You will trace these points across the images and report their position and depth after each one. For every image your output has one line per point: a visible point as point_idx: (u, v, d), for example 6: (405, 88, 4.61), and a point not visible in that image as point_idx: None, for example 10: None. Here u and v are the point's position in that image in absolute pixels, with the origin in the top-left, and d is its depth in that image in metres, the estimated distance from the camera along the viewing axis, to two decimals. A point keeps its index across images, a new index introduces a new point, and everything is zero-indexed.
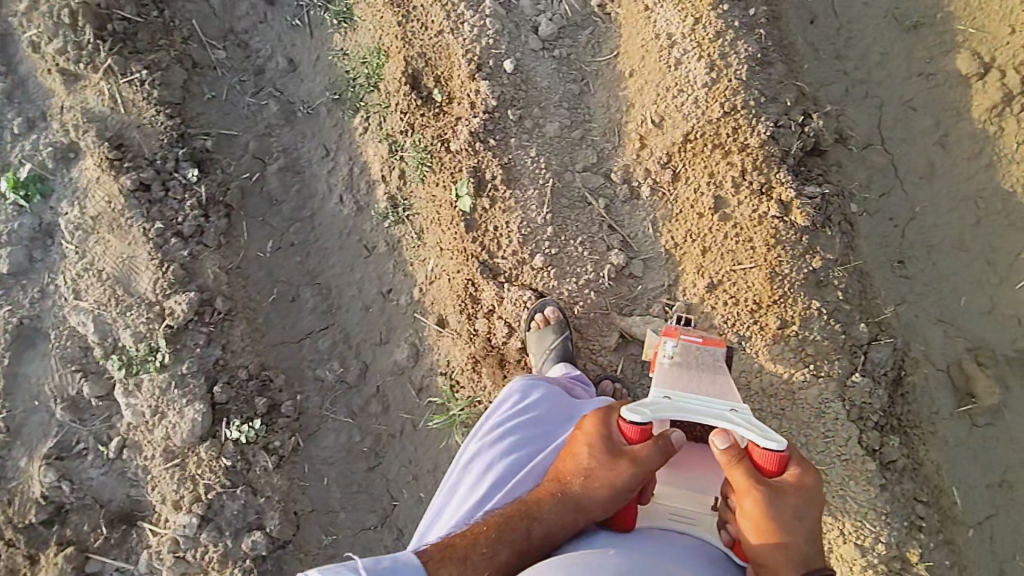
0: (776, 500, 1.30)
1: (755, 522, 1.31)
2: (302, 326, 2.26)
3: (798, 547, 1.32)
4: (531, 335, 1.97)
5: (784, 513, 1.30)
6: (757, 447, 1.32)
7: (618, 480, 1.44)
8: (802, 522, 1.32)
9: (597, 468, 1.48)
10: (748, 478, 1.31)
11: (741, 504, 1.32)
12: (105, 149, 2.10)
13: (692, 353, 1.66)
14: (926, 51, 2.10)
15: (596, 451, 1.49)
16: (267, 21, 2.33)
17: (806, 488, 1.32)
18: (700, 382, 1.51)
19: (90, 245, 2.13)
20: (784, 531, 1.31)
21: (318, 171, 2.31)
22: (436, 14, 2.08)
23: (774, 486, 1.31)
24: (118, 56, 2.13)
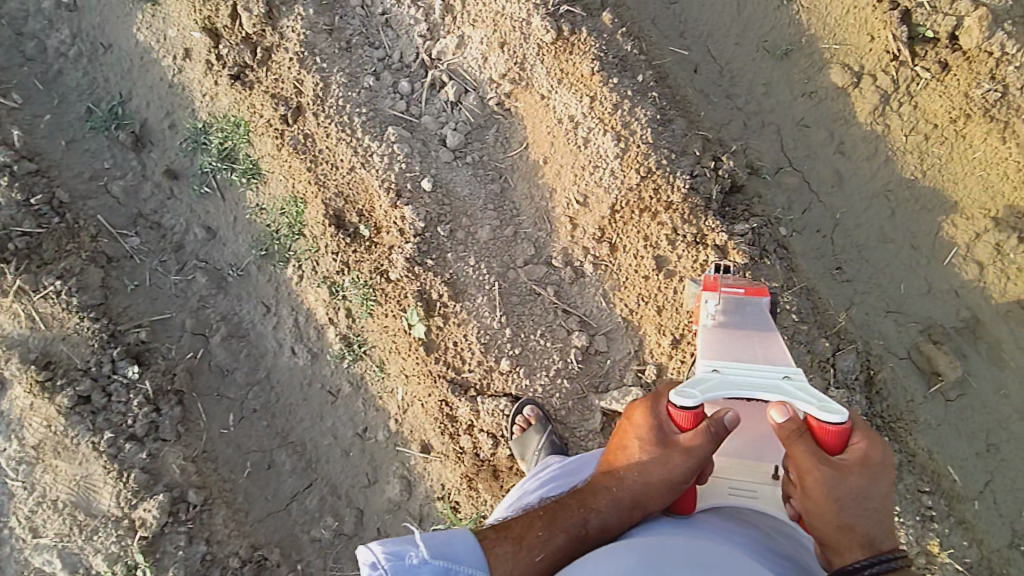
0: (839, 478, 1.24)
1: (815, 502, 1.27)
2: (284, 492, 2.15)
3: (863, 527, 1.28)
4: (515, 440, 1.94)
5: (848, 493, 1.25)
6: (821, 421, 1.26)
7: (673, 472, 1.37)
8: (869, 499, 1.27)
9: (652, 459, 1.40)
10: (812, 457, 1.25)
11: (805, 483, 1.26)
12: (34, 372, 2.01)
13: (736, 311, 1.62)
14: (802, 73, 2.22)
15: (649, 443, 1.41)
16: (175, 195, 2.30)
17: (874, 463, 1.26)
18: (753, 348, 1.47)
19: (38, 476, 1.99)
20: (848, 511, 1.26)
21: (263, 328, 2.24)
22: (342, 151, 2.07)
23: (839, 464, 1.25)
24: (27, 274, 2.07)
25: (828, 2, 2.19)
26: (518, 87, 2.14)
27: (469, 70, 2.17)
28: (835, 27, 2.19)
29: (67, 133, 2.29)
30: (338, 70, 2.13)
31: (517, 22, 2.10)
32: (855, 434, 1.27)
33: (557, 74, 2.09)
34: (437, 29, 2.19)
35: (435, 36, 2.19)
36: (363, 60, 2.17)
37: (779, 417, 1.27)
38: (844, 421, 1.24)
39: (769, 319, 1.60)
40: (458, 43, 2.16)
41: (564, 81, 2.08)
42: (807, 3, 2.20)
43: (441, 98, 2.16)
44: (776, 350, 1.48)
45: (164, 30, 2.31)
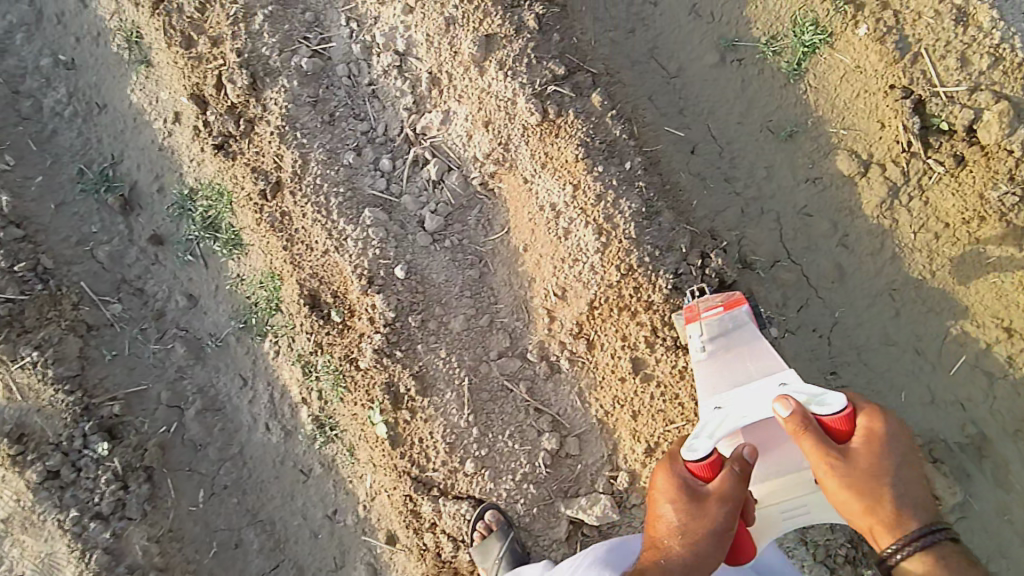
0: (849, 461, 1.45)
1: (846, 487, 1.45)
2: (249, 573, 2.12)
3: (893, 495, 1.47)
4: (475, 548, 1.89)
5: (868, 469, 1.45)
6: (821, 411, 1.50)
7: (713, 523, 1.47)
8: (890, 469, 1.47)
9: (688, 517, 1.49)
10: (819, 446, 1.46)
11: (823, 472, 1.46)
12: (6, 445, 2.04)
13: (721, 333, 1.76)
14: (806, 156, 2.06)
15: (681, 506, 1.50)
16: (159, 262, 2.28)
17: (884, 434, 1.48)
18: (745, 372, 1.68)
19: (8, 548, 2.03)
20: (875, 484, 1.46)
21: (239, 402, 2.21)
22: (317, 234, 2.03)
23: (851, 449, 1.47)
24: (7, 342, 2.09)
25: (837, 83, 2.03)
26: (502, 168, 2.05)
27: (453, 147, 2.08)
28: (844, 110, 2.04)
29: (58, 196, 2.27)
30: (318, 145, 2.06)
31: (503, 102, 2.00)
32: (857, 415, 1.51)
33: (541, 157, 2.00)
34: (424, 102, 2.09)
35: (421, 108, 2.10)
36: (346, 134, 2.09)
37: (785, 411, 1.47)
38: (840, 408, 1.49)
39: (752, 323, 1.75)
40: (443, 118, 2.07)
41: (548, 166, 1.99)
42: (816, 82, 2.05)
43: (423, 176, 2.08)
44: (768, 360, 1.69)
45: (156, 92, 2.26)
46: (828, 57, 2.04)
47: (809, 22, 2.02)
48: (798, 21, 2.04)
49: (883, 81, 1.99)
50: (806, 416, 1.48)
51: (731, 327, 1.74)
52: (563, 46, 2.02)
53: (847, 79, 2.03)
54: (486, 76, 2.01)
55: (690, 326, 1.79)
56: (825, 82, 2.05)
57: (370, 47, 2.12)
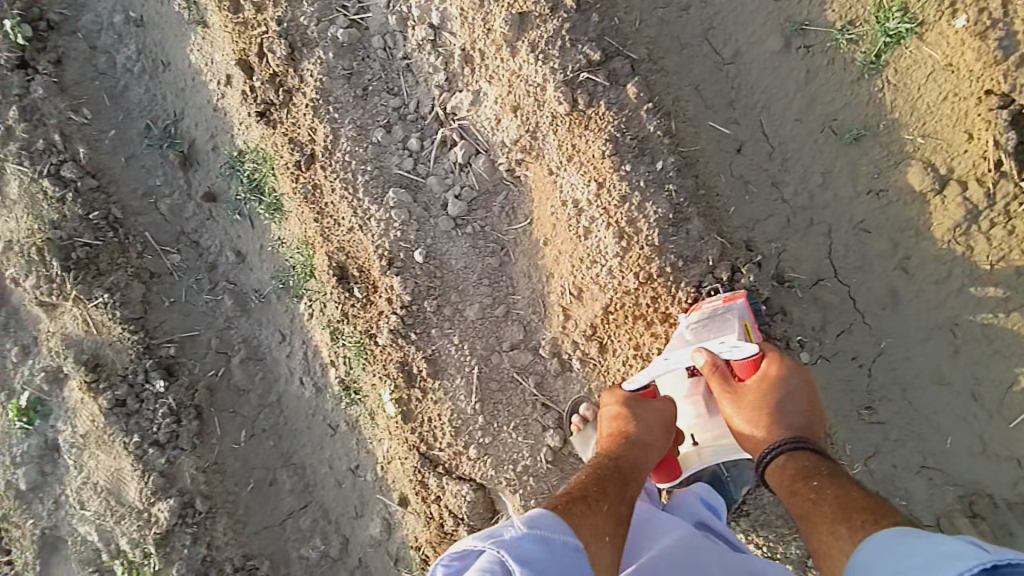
0: (747, 394, 1.61)
1: (740, 414, 1.60)
2: (282, 508, 2.37)
3: (788, 427, 1.55)
4: (575, 438, 1.92)
5: (762, 401, 1.58)
6: (734, 356, 1.67)
7: (662, 414, 1.68)
8: (787, 404, 1.57)
9: (640, 410, 1.68)
10: (724, 385, 1.65)
11: (727, 406, 1.63)
12: (83, 373, 2.30)
13: (709, 317, 1.73)
14: (872, 164, 1.85)
15: (633, 407, 1.68)
16: (213, 218, 2.42)
17: (782, 373, 1.61)
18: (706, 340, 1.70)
19: (85, 459, 2.36)
20: (769, 416, 1.57)
21: (277, 354, 2.39)
22: (343, 210, 2.07)
23: (749, 386, 1.62)
24: (82, 284, 2.29)
25: (922, 83, 1.80)
26: (529, 157, 1.98)
27: (481, 129, 2.03)
28: (925, 115, 1.81)
29: (128, 149, 2.43)
30: (349, 121, 2.08)
31: (533, 88, 1.92)
32: (764, 360, 1.65)
33: (568, 149, 1.91)
34: (456, 80, 2.05)
35: (453, 87, 2.06)
36: (378, 109, 2.10)
37: (701, 358, 1.67)
38: (747, 351, 1.65)
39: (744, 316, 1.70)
40: (472, 99, 2.02)
41: (574, 159, 1.91)
42: (896, 79, 1.82)
43: (450, 158, 2.06)
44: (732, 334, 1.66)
45: (211, 53, 2.33)
46: (914, 50, 1.80)
47: (896, 7, 1.79)
48: (882, 4, 1.80)
49: (978, 85, 1.75)
50: (719, 362, 1.67)
51: (719, 314, 1.71)
52: (602, 28, 1.90)
53: (934, 77, 1.79)
54: (518, 58, 1.92)
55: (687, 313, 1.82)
56: (907, 80, 1.82)
57: (406, 19, 2.08)
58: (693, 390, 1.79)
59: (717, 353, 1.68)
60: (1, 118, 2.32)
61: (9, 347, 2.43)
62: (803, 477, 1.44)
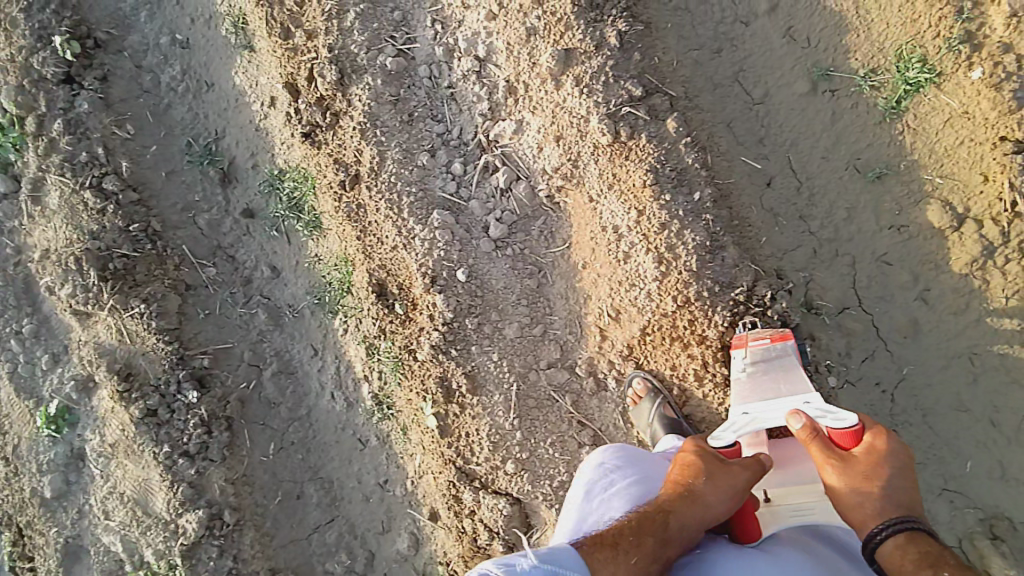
0: (854, 464, 1.52)
1: (845, 485, 1.50)
2: (309, 522, 2.39)
3: (900, 507, 1.46)
4: (631, 410, 2.04)
5: (870, 474, 1.50)
6: (831, 423, 1.59)
7: (737, 479, 1.55)
8: (898, 483, 1.50)
9: (713, 468, 1.56)
10: (825, 450, 1.55)
11: (827, 474, 1.53)
12: (116, 382, 2.31)
13: (768, 362, 1.83)
14: (894, 202, 1.98)
15: (709, 459, 1.59)
16: (249, 233, 2.45)
17: (887, 449, 1.54)
18: (776, 391, 1.75)
19: (112, 469, 2.35)
20: (881, 493, 1.48)
21: (309, 369, 2.44)
22: (388, 230, 2.15)
23: (855, 457, 1.53)
24: (119, 294, 2.32)
25: (941, 128, 1.94)
26: (569, 184, 2.09)
27: (523, 157, 2.13)
28: (944, 157, 1.94)
29: (169, 164, 2.46)
30: (394, 144, 2.16)
31: (577, 119, 2.03)
32: (865, 432, 1.58)
33: (609, 178, 2.03)
34: (498, 109, 2.15)
35: (496, 115, 2.15)
36: (422, 134, 2.19)
37: (798, 423, 1.59)
38: (850, 420, 1.58)
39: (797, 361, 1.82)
40: (515, 128, 2.12)
41: (615, 187, 2.02)
42: (916, 123, 1.96)
43: (492, 183, 2.15)
44: (802, 385, 1.74)
45: (257, 76, 2.38)
46: (933, 98, 1.94)
47: (916, 58, 1.93)
48: (903, 55, 1.95)
49: (993, 132, 1.89)
50: (817, 426, 1.59)
51: (776, 359, 1.82)
52: (642, 66, 2.02)
53: (952, 123, 1.93)
54: (562, 90, 2.04)
55: (736, 351, 1.89)
56: (927, 124, 1.95)
57: (452, 50, 2.18)
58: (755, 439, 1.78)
59: (815, 420, 1.60)
60: (47, 130, 2.35)
61: (38, 354, 2.42)
62: (932, 565, 1.33)
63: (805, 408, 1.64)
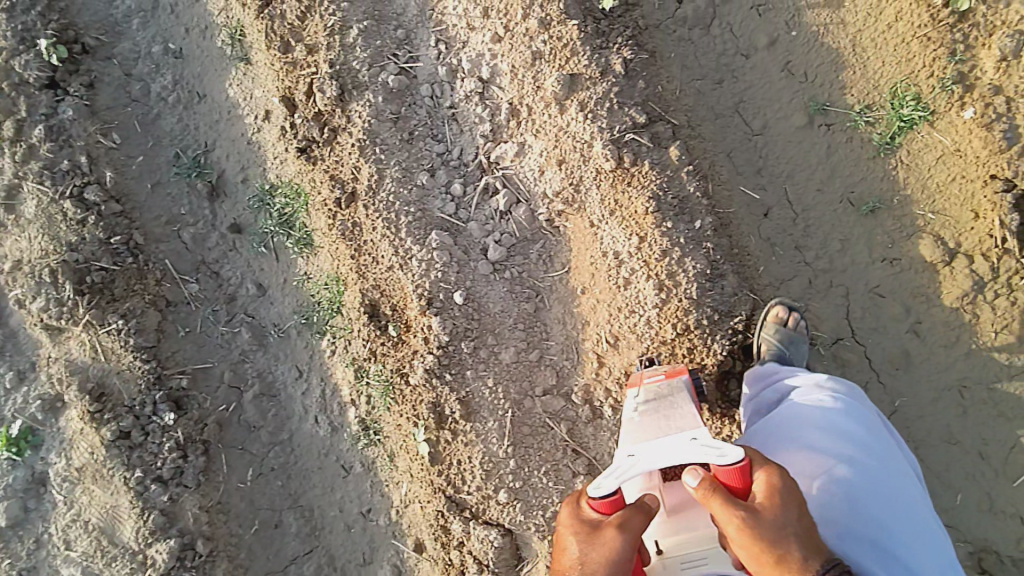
0: (761, 515, 1.26)
1: (758, 544, 1.24)
2: (286, 553, 2.26)
3: (817, 553, 1.27)
4: None
5: (781, 523, 1.26)
6: (717, 462, 1.33)
7: (613, 553, 1.27)
8: (806, 519, 1.30)
9: (584, 550, 1.29)
10: (727, 506, 1.27)
11: (732, 535, 1.26)
12: (87, 402, 2.19)
13: (657, 397, 1.72)
14: (887, 235, 2.02)
15: (580, 536, 1.32)
16: (236, 248, 2.37)
17: (786, 484, 1.31)
18: (663, 426, 1.55)
19: (76, 495, 2.21)
20: (797, 541, 1.26)
21: (293, 391, 2.33)
22: (384, 248, 2.11)
23: (757, 502, 1.29)
24: (96, 309, 2.21)
25: (933, 164, 2.00)
26: (570, 209, 2.09)
27: (524, 180, 2.12)
28: (936, 193, 2.00)
29: (155, 176, 2.38)
30: (394, 162, 2.13)
31: (580, 143, 2.03)
32: (757, 469, 1.33)
33: (610, 204, 2.03)
34: (500, 131, 2.15)
35: (498, 137, 2.15)
36: (422, 153, 2.16)
37: (693, 480, 1.31)
38: (738, 456, 1.32)
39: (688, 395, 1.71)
40: (517, 150, 2.12)
41: (616, 213, 2.03)
42: (909, 159, 2.02)
43: (491, 206, 2.13)
44: (692, 418, 1.56)
45: (251, 89, 2.34)
46: (926, 135, 2.00)
47: (910, 96, 2.00)
48: (897, 93, 2.01)
49: (984, 170, 1.96)
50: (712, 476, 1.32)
51: (667, 395, 1.71)
52: (646, 94, 2.05)
53: (943, 160, 1.99)
54: (566, 114, 2.05)
55: (631, 390, 1.81)
56: (920, 161, 2.01)
57: (455, 71, 2.18)
58: (651, 483, 1.49)
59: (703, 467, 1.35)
60: (27, 136, 2.26)
61: (2, 371, 2.28)
62: None
63: (692, 447, 1.39)
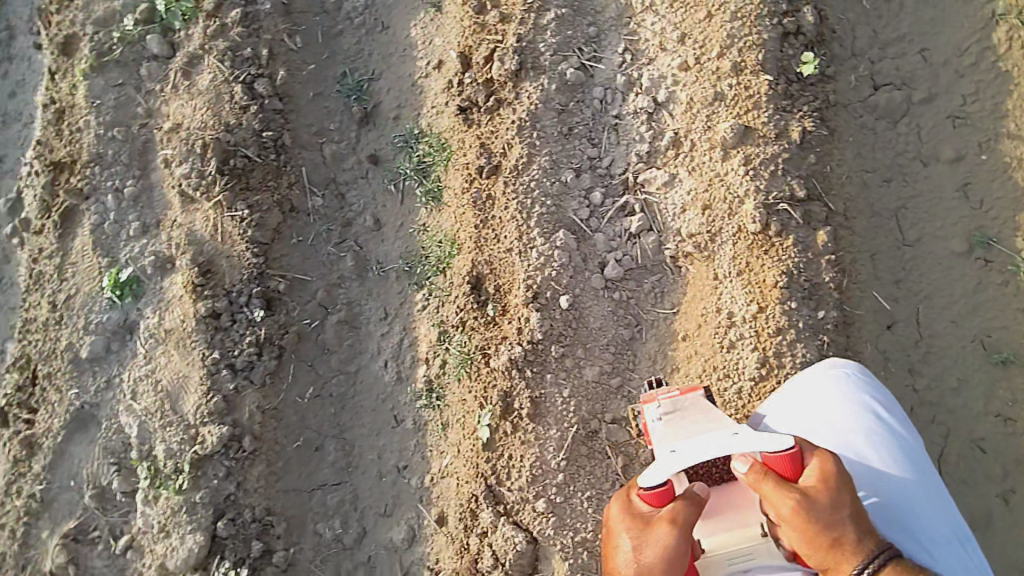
0: (811, 495, 1.45)
1: (810, 523, 1.44)
2: (317, 477, 2.29)
3: (861, 529, 1.47)
4: None
5: (829, 503, 1.45)
6: (766, 450, 1.49)
7: (669, 545, 1.46)
8: (855, 502, 1.49)
9: (640, 541, 1.49)
10: (779, 488, 1.47)
11: (783, 515, 1.46)
12: (193, 273, 2.31)
13: (682, 408, 1.71)
14: (1009, 391, 1.94)
15: (634, 530, 1.51)
16: (368, 178, 2.44)
17: (833, 467, 1.49)
18: (698, 430, 1.59)
19: (157, 354, 2.34)
20: (847, 519, 1.45)
21: (373, 329, 2.38)
22: (509, 231, 2.13)
23: (809, 485, 1.47)
24: (230, 192, 2.32)
25: None
26: (698, 253, 2.07)
27: (663, 212, 2.11)
28: None
29: (319, 87, 2.47)
30: (546, 152, 2.15)
31: (732, 195, 2.01)
32: (806, 455, 1.51)
33: (741, 264, 2.01)
34: (655, 155, 2.13)
35: (651, 161, 2.14)
36: (574, 152, 2.17)
37: (743, 467, 1.50)
38: (790, 445, 1.49)
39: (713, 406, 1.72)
40: (667, 180, 2.10)
41: (743, 274, 2.00)
42: None
43: (623, 225, 2.13)
44: (725, 421, 1.62)
45: (432, 35, 2.40)
46: None
47: None
48: None
49: None
50: (762, 465, 1.50)
51: (692, 407, 1.71)
52: (812, 168, 2.01)
53: None
54: (728, 163, 2.03)
55: (647, 405, 1.74)
56: None
57: (632, 83, 2.17)
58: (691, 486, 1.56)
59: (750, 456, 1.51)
60: (224, 15, 2.41)
61: (130, 219, 2.42)
62: None
63: (733, 440, 1.46)
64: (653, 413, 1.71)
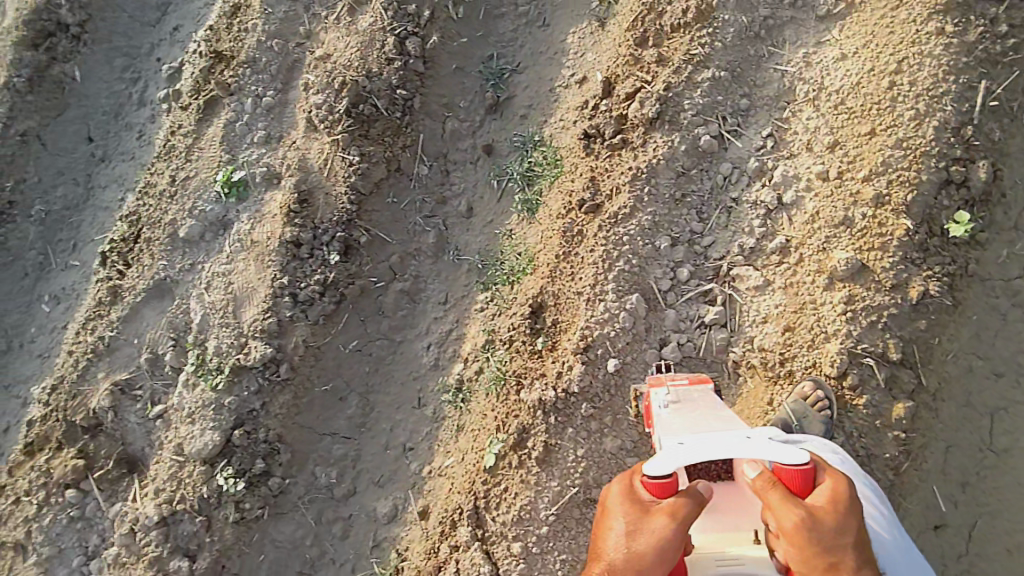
0: (818, 517, 1.37)
1: (812, 542, 1.35)
2: (331, 426, 2.42)
3: (863, 563, 1.38)
4: None
5: (835, 527, 1.37)
6: (780, 460, 1.43)
7: (663, 538, 1.36)
8: (860, 534, 1.41)
9: (634, 527, 1.40)
10: (785, 499, 1.39)
11: (785, 530, 1.37)
12: (292, 199, 2.40)
13: (687, 398, 1.75)
14: None
15: (629, 516, 1.43)
16: (476, 165, 2.45)
17: (843, 492, 1.43)
18: (703, 424, 1.61)
19: (237, 258, 2.47)
20: (848, 548, 1.37)
21: (429, 310, 2.44)
22: (586, 273, 2.09)
23: (816, 505, 1.40)
24: (348, 134, 2.38)
25: None
26: (761, 368, 1.96)
27: (743, 313, 2.00)
28: None
29: (463, 61, 2.47)
30: (649, 212, 2.07)
31: (819, 328, 1.90)
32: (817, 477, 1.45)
33: None
34: (758, 254, 2.01)
35: (751, 259, 2.01)
36: (678, 220, 2.07)
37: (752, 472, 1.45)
38: (804, 460, 1.44)
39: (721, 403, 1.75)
40: (759, 284, 1.99)
41: None
42: None
43: (698, 310, 2.04)
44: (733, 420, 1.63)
45: (585, 50, 2.35)
46: None
47: None
48: None
49: None
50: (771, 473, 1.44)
51: (698, 398, 1.75)
52: (917, 333, 1.86)
53: None
54: (830, 294, 1.90)
55: (653, 389, 1.81)
56: None
57: (762, 172, 2.04)
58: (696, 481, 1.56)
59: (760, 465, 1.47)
60: None
61: (258, 126, 2.54)
62: None
63: (746, 443, 1.45)
64: (658, 395, 1.76)
